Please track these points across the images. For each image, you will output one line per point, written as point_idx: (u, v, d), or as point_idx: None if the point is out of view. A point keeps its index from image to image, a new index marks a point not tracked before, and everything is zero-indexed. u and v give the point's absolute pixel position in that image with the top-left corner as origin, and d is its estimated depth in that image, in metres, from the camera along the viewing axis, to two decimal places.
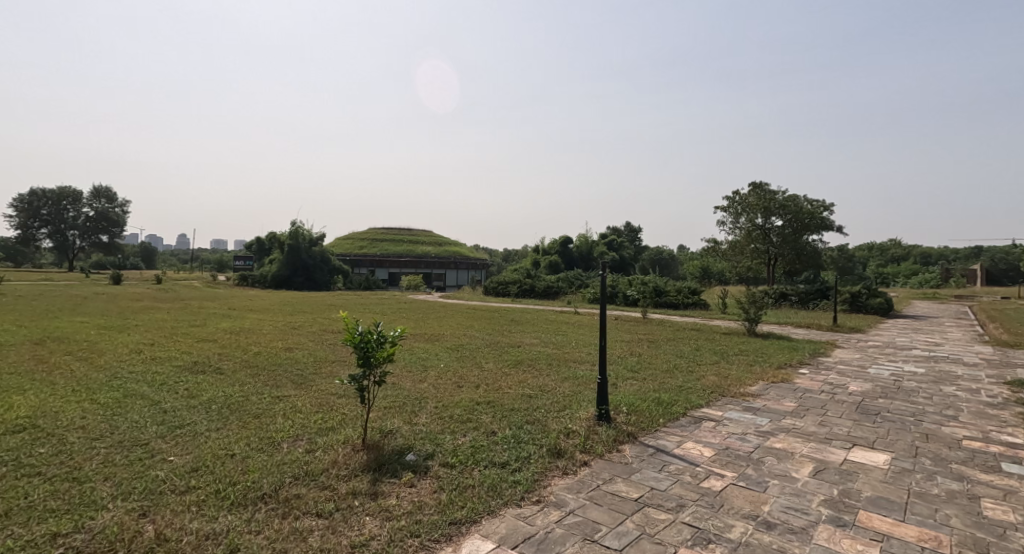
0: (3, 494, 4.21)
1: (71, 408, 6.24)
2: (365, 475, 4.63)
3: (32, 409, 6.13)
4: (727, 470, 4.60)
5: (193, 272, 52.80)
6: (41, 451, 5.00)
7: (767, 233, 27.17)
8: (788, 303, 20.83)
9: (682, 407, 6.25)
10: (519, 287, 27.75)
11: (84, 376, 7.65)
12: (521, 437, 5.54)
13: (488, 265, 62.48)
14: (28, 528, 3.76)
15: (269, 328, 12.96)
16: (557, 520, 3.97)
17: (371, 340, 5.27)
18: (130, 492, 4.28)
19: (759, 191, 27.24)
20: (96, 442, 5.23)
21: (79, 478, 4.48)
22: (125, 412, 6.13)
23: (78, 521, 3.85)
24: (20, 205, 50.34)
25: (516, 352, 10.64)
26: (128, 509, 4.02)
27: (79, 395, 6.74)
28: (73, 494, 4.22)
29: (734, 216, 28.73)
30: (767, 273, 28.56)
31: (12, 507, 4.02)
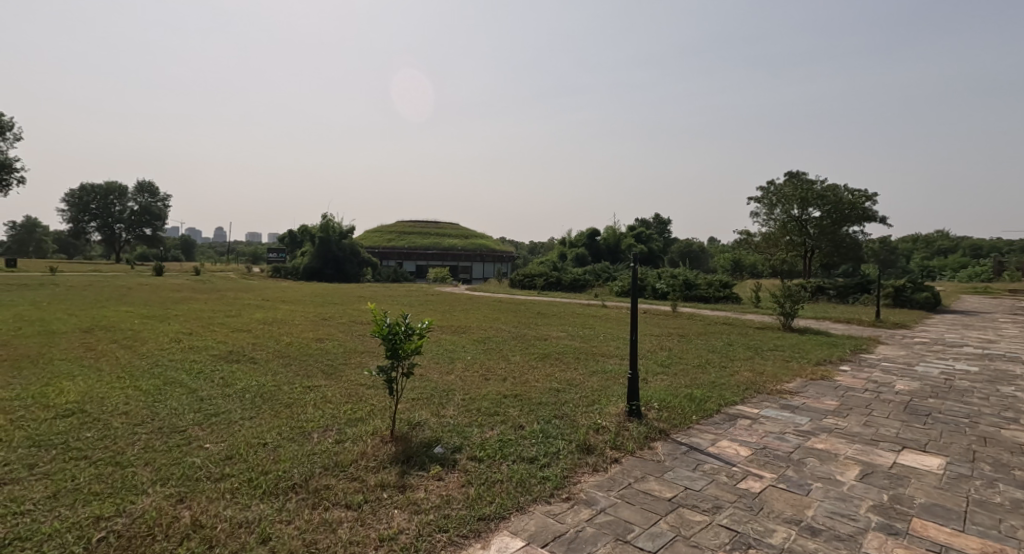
0: (51, 476, 4.31)
1: (115, 393, 6.40)
2: (393, 467, 4.60)
3: (79, 394, 6.31)
4: (765, 470, 4.44)
5: (229, 264, 54.29)
6: (87, 436, 5.11)
7: (804, 225, 26.40)
8: (826, 297, 20.26)
9: (716, 404, 6.08)
10: (546, 280, 27.69)
11: (128, 364, 7.85)
12: (550, 432, 5.45)
13: (515, 258, 62.40)
14: (73, 511, 3.83)
15: (300, 319, 13.13)
16: (588, 519, 3.88)
17: (399, 332, 5.24)
18: (168, 478, 4.34)
19: (796, 181, 26.51)
20: (138, 428, 5.33)
21: (121, 463, 4.56)
22: (165, 399, 6.24)
23: (119, 505, 3.90)
24: (71, 201, 52.59)
25: (543, 345, 10.52)
26: (166, 495, 4.07)
27: (122, 381, 6.91)
28: (116, 478, 4.30)
29: (768, 208, 28.05)
30: (804, 266, 27.83)
31: (58, 489, 4.10)
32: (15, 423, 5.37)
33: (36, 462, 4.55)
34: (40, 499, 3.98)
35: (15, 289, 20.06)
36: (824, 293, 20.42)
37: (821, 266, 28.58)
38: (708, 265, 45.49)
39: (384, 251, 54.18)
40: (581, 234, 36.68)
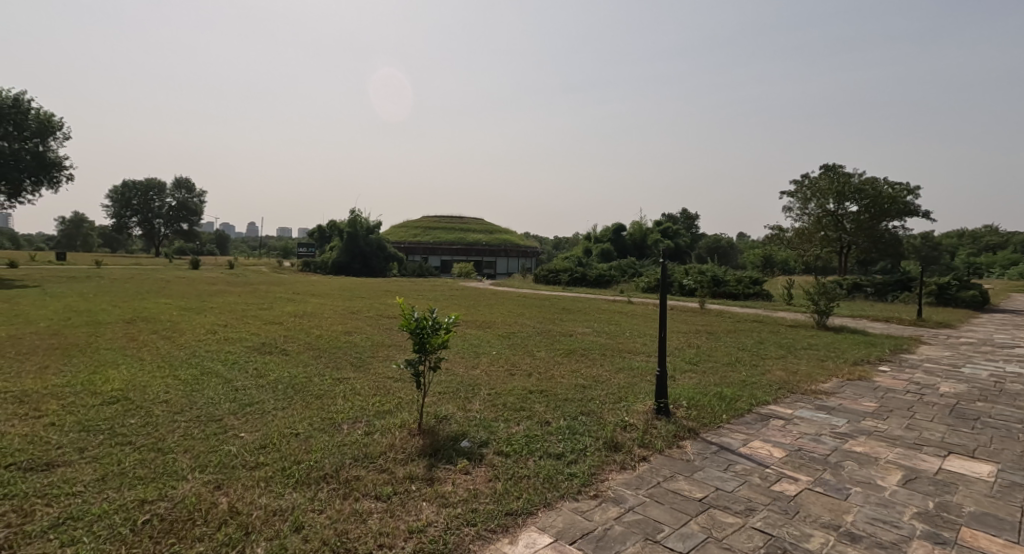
0: (99, 460, 4.43)
1: (156, 382, 6.57)
2: (421, 459, 4.61)
3: (123, 382, 6.49)
4: (800, 473, 4.32)
5: (259, 260, 51.08)
6: (131, 422, 5.24)
7: (839, 220, 25.73)
8: (863, 295, 19.68)
9: (747, 404, 5.94)
10: (571, 276, 27.49)
11: (167, 354, 8.05)
12: (576, 429, 5.38)
13: (539, 253, 62.20)
14: (119, 494, 3.92)
15: (329, 312, 13.32)
16: (616, 517, 3.83)
17: (427, 327, 5.23)
18: (206, 465, 4.42)
19: (832, 174, 25.88)
20: (177, 416, 5.45)
21: (162, 449, 4.67)
22: (203, 388, 6.38)
23: (161, 489, 3.99)
24: (114, 197, 54.40)
25: (569, 341, 10.46)
26: (205, 481, 4.15)
27: (163, 370, 7.10)
28: (158, 463, 4.40)
29: (802, 202, 27.57)
30: (839, 262, 27.18)
31: (106, 473, 4.22)
32: (64, 409, 5.53)
33: (84, 445, 4.69)
34: (90, 481, 4.10)
35: (61, 280, 20.81)
36: (861, 290, 19.86)
37: (857, 261, 27.85)
38: (737, 261, 44.60)
39: (410, 245, 54.63)
40: (606, 230, 36.32)
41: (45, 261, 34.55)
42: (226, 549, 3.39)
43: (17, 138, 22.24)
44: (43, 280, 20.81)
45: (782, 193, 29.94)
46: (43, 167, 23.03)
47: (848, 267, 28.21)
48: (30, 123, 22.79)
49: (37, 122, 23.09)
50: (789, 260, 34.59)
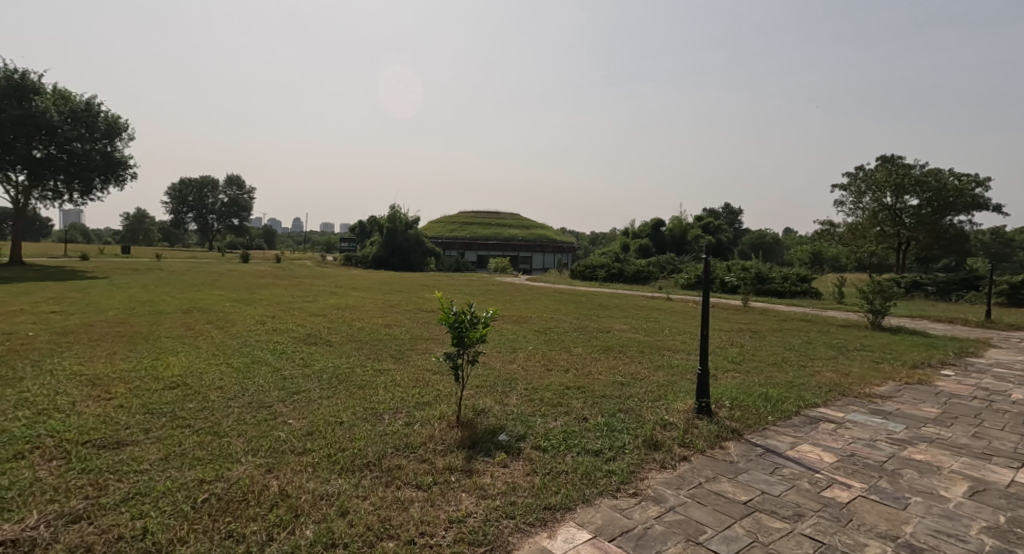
0: (162, 440, 4.60)
1: (211, 369, 6.78)
2: (460, 451, 4.62)
3: (182, 368, 6.73)
4: (853, 479, 4.14)
5: (303, 260, 41.01)
6: (190, 406, 5.42)
7: (898, 214, 24.73)
8: (923, 294, 18.86)
9: (795, 405, 5.73)
10: (608, 271, 27.18)
11: (220, 342, 8.31)
12: (615, 426, 5.30)
13: (575, 249, 61.76)
14: (181, 473, 4.06)
15: (370, 305, 13.55)
16: (657, 517, 3.75)
17: (465, 321, 5.24)
18: (258, 448, 4.53)
19: (890, 165, 24.87)
20: (231, 402, 5.60)
21: (218, 433, 4.81)
22: (254, 376, 6.55)
23: (218, 471, 4.11)
24: (173, 194, 56.81)
25: (607, 338, 10.33)
26: (257, 464, 4.25)
27: (217, 358, 7.33)
28: (214, 446, 4.53)
29: (856, 196, 26.66)
30: (897, 259, 26.13)
31: (169, 453, 4.37)
32: (131, 392, 5.78)
33: (149, 427, 4.87)
34: (154, 460, 4.26)
35: (124, 272, 21.94)
36: (921, 289, 19.01)
37: (917, 259, 26.59)
38: (782, 257, 43.20)
39: (446, 241, 55.09)
40: (645, 225, 35.77)
41: (111, 254, 36.50)
42: (278, 530, 3.46)
43: (89, 140, 23.27)
44: (108, 271, 21.96)
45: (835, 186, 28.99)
46: (111, 166, 24.05)
47: (907, 264, 27.06)
48: (99, 124, 23.87)
49: (106, 124, 24.15)
50: (840, 257, 33.40)
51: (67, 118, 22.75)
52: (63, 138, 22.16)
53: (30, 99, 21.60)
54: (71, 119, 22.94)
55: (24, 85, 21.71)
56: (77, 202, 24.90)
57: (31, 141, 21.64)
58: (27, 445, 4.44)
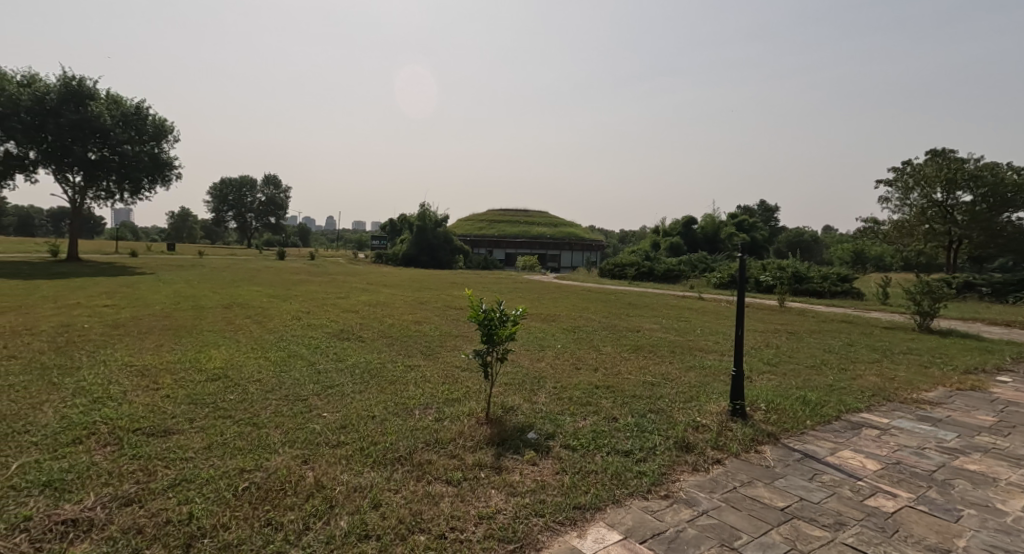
0: (206, 430, 4.69)
1: (250, 362, 6.91)
2: (489, 448, 4.58)
3: (224, 361, 6.88)
4: (899, 488, 3.96)
5: (331, 260, 37.37)
6: (231, 397, 5.52)
7: (949, 210, 23.84)
8: (977, 295, 18.19)
9: (835, 410, 5.53)
10: (638, 270, 26.89)
11: (259, 337, 8.48)
12: (645, 426, 5.19)
13: (605, 247, 61.27)
14: (223, 462, 4.13)
15: (400, 302, 13.66)
16: (689, 520, 3.65)
17: (494, 319, 5.20)
18: (295, 440, 4.58)
19: (941, 159, 24.06)
20: (269, 394, 5.68)
21: (257, 424, 4.88)
22: (290, 370, 6.65)
23: (258, 461, 4.17)
24: (214, 194, 58.52)
25: (637, 337, 10.19)
26: (294, 455, 4.29)
27: (256, 351, 7.47)
28: (253, 436, 4.59)
29: (904, 191, 25.89)
30: (948, 257, 25.24)
31: (212, 442, 4.45)
32: (177, 383, 5.92)
33: (194, 416, 4.97)
34: (198, 448, 4.34)
35: (169, 268, 22.67)
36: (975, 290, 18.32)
37: (969, 259, 25.52)
38: (821, 256, 42.00)
39: (475, 239, 55.34)
40: (676, 223, 35.23)
41: (157, 251, 37.80)
42: (313, 520, 3.48)
43: (138, 142, 24.10)
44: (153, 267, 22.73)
45: (883, 182, 28.23)
46: (158, 167, 24.87)
47: (959, 264, 25.93)
48: (148, 127, 24.63)
49: (154, 126, 24.94)
50: (885, 256, 32.36)
51: (119, 122, 23.58)
52: (115, 141, 22.96)
53: (86, 104, 22.50)
54: (122, 123, 23.72)
55: (79, 90, 22.49)
56: (128, 202, 25.81)
57: (86, 144, 22.48)
58: (84, 431, 4.58)
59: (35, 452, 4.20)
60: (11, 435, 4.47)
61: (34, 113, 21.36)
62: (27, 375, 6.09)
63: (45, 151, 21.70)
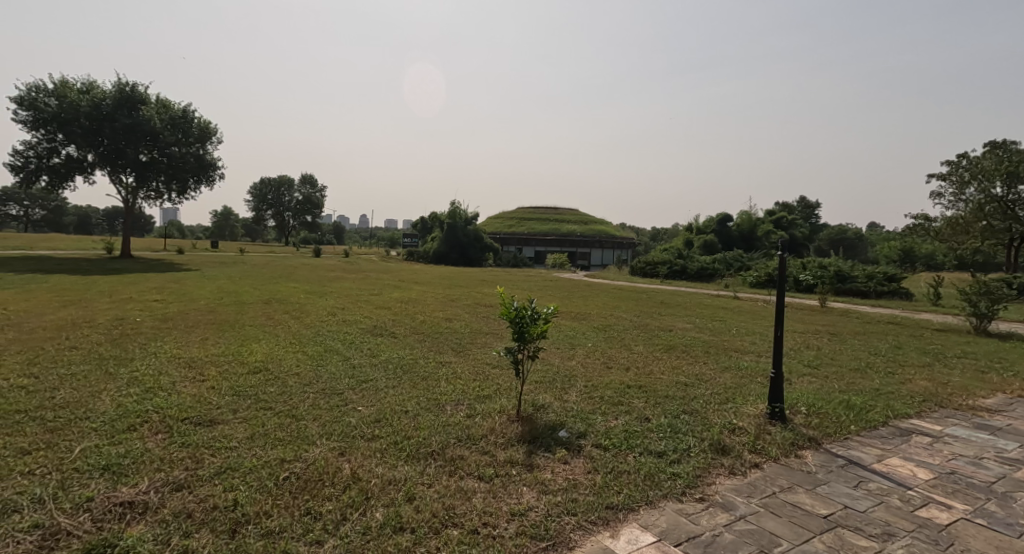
0: (248, 421, 4.76)
1: (288, 356, 7.00)
2: (520, 445, 4.52)
3: (264, 354, 7.00)
4: (953, 499, 3.76)
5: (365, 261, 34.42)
6: (271, 390, 5.60)
7: (1011, 205, 22.81)
8: None
9: (881, 415, 5.30)
10: (670, 268, 26.48)
11: (296, 331, 8.61)
12: (679, 427, 5.05)
13: (636, 245, 60.56)
14: (264, 451, 4.19)
15: (431, 299, 13.71)
16: (727, 524, 3.53)
17: (525, 316, 5.13)
18: (332, 432, 4.60)
19: (1001, 153, 23.08)
20: (307, 387, 5.75)
21: (296, 416, 4.93)
22: (326, 364, 6.72)
23: (297, 452, 4.21)
24: (254, 193, 60.04)
25: (669, 337, 9.99)
26: (331, 447, 4.31)
27: (293, 346, 7.59)
28: (292, 428, 4.64)
29: (959, 186, 24.88)
30: (1006, 256, 24.12)
31: (254, 432, 4.52)
32: (222, 375, 6.04)
33: (237, 407, 5.06)
34: (242, 438, 4.41)
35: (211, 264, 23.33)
36: None
37: None
38: (866, 254, 40.57)
39: (505, 237, 55.39)
40: (711, 220, 34.54)
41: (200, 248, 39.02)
42: (351, 510, 3.49)
43: (185, 144, 24.88)
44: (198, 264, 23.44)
45: (938, 177, 27.23)
46: (203, 168, 25.68)
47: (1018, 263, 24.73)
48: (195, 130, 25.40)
49: (200, 129, 25.67)
50: (935, 254, 31.09)
51: (168, 125, 24.35)
52: (164, 143, 23.69)
53: (139, 108, 23.33)
54: (170, 126, 24.45)
55: (132, 96, 23.30)
56: (175, 202, 26.67)
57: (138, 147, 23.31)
58: (137, 419, 4.71)
59: (94, 437, 4.34)
60: (73, 421, 4.63)
61: (92, 118, 22.22)
62: (86, 365, 6.32)
63: (102, 154, 22.58)
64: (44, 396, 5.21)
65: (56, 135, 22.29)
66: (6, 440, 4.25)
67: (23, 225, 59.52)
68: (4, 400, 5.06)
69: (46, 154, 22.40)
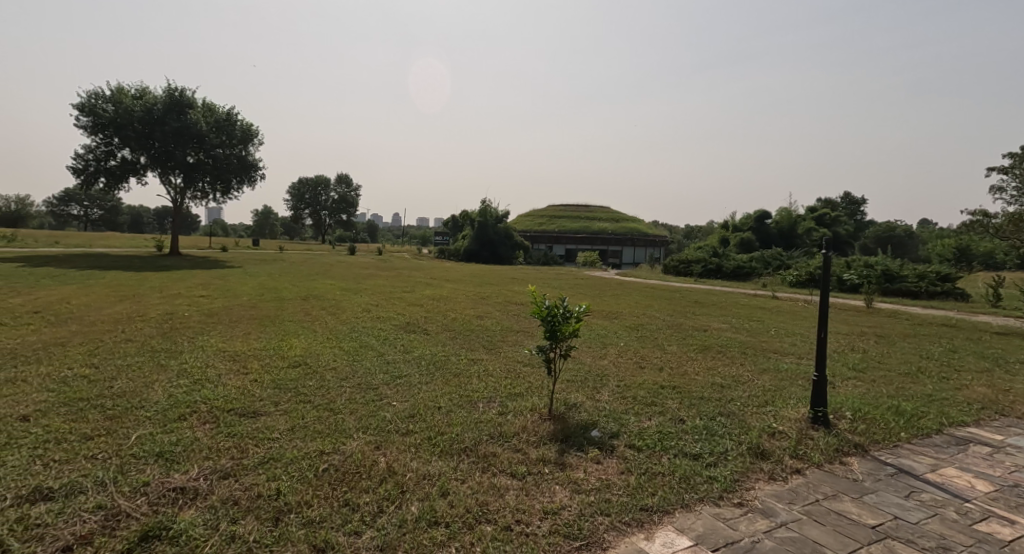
0: (289, 413, 4.81)
1: (325, 351, 7.07)
2: (552, 444, 4.44)
3: (303, 349, 7.10)
4: (1015, 514, 3.53)
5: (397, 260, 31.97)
6: (310, 383, 5.66)
7: None
8: None
9: (934, 422, 5.02)
10: (705, 267, 26.00)
11: (333, 327, 8.71)
12: (715, 430, 4.89)
13: (669, 243, 59.58)
14: (304, 443, 4.21)
15: (462, 297, 13.73)
16: (767, 531, 3.38)
17: (557, 315, 5.04)
18: (368, 426, 4.61)
19: None
20: (344, 382, 5.79)
21: (334, 409, 4.96)
22: (361, 359, 6.76)
23: (335, 444, 4.22)
24: (292, 193, 61.36)
25: (704, 337, 9.75)
26: (367, 440, 4.32)
27: (330, 341, 7.66)
28: (329, 421, 4.66)
29: None
30: None
31: (295, 424, 4.56)
32: (264, 369, 6.15)
33: (279, 400, 5.12)
34: (283, 429, 4.46)
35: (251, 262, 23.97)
36: None
37: None
38: (916, 252, 38.84)
39: (536, 235, 55.29)
40: (748, 217, 33.73)
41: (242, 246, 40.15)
42: (387, 503, 3.47)
43: (229, 145, 25.53)
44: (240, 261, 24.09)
45: None
46: (246, 169, 26.33)
47: None
48: (238, 132, 26.03)
49: (243, 130, 26.27)
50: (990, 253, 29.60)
51: (213, 127, 25.01)
52: (210, 146, 24.38)
53: (186, 112, 24.04)
54: (216, 128, 25.12)
55: (181, 100, 24.02)
56: (220, 202, 27.46)
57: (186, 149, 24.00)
58: (187, 409, 4.81)
59: (148, 426, 4.44)
60: (130, 409, 4.76)
61: (145, 122, 22.95)
62: (140, 356, 6.51)
63: (153, 156, 23.36)
64: (104, 385, 5.38)
65: (113, 139, 23.17)
66: (70, 426, 4.39)
67: (81, 225, 62.49)
68: (68, 388, 5.25)
69: (103, 157, 23.33)
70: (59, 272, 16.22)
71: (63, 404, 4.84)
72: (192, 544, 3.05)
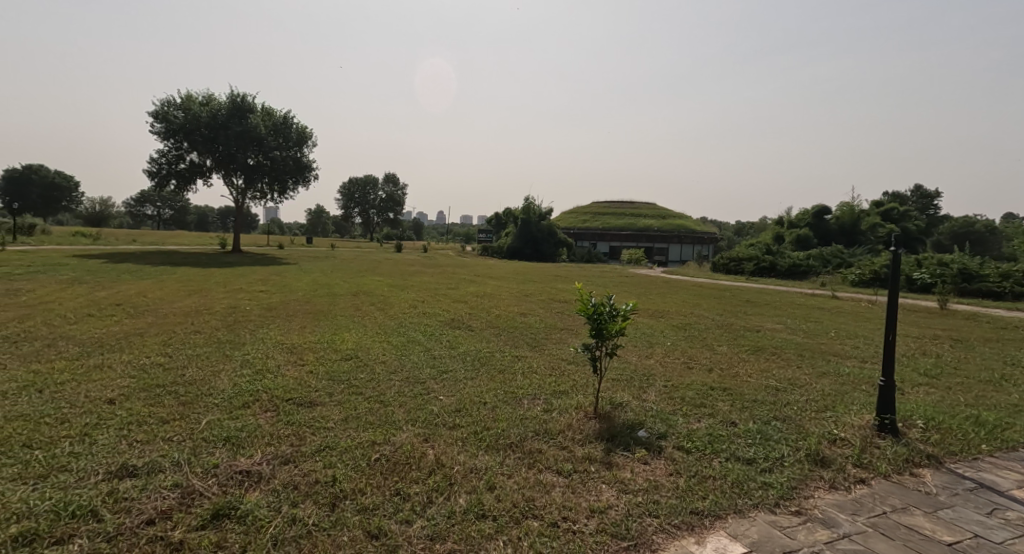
0: (343, 404, 4.84)
1: (375, 345, 7.12)
2: (598, 443, 4.28)
3: (355, 343, 7.18)
4: None
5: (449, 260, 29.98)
6: (361, 376, 5.70)
7: None
8: None
9: (1020, 436, 4.60)
10: (757, 266, 25.18)
11: (380, 322, 8.80)
12: (771, 434, 4.62)
13: (718, 240, 57.98)
14: (356, 433, 4.22)
15: (506, 294, 13.67)
16: (829, 542, 3.14)
17: (604, 313, 4.88)
18: (416, 419, 4.58)
19: None
20: (393, 375, 5.81)
21: (384, 401, 4.96)
22: (408, 354, 6.78)
23: (386, 435, 4.20)
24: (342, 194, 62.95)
25: (756, 337, 9.35)
26: (416, 433, 4.28)
27: (379, 336, 7.72)
28: (379, 413, 4.66)
29: None
30: None
31: (348, 414, 4.58)
32: (318, 360, 6.25)
33: (333, 391, 5.17)
34: (337, 419, 4.48)
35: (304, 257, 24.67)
36: None
37: None
38: (998, 248, 36.16)
39: (580, 232, 54.87)
40: (806, 214, 32.39)
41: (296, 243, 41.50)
42: (436, 494, 3.41)
43: (286, 147, 26.30)
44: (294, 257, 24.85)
45: None
46: (301, 170, 27.05)
47: None
48: (293, 134, 26.80)
49: (299, 133, 27.01)
50: None
51: (271, 130, 25.85)
52: (269, 148, 25.17)
53: (247, 116, 24.91)
54: (273, 131, 25.94)
55: (243, 104, 24.92)
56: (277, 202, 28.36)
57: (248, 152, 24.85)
58: (250, 397, 4.90)
59: (216, 412, 4.55)
60: (200, 396, 4.89)
61: (211, 127, 23.93)
62: (207, 347, 6.72)
63: (218, 158, 24.30)
64: (176, 373, 5.56)
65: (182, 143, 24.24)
66: (148, 410, 4.53)
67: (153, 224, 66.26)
68: (146, 375, 5.45)
69: (174, 161, 24.42)
70: (133, 267, 17.13)
71: (143, 389, 5.02)
72: (256, 524, 3.08)
